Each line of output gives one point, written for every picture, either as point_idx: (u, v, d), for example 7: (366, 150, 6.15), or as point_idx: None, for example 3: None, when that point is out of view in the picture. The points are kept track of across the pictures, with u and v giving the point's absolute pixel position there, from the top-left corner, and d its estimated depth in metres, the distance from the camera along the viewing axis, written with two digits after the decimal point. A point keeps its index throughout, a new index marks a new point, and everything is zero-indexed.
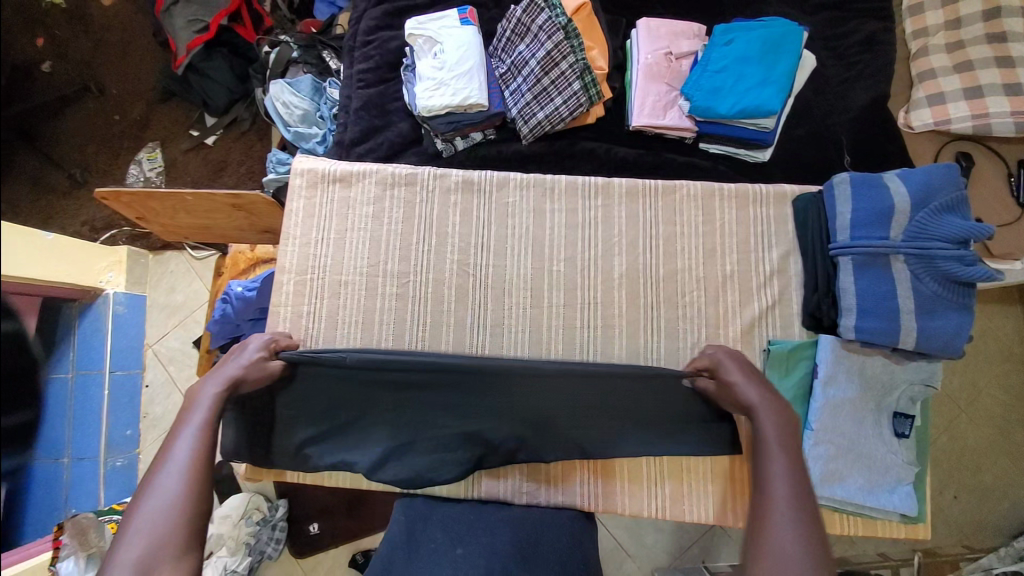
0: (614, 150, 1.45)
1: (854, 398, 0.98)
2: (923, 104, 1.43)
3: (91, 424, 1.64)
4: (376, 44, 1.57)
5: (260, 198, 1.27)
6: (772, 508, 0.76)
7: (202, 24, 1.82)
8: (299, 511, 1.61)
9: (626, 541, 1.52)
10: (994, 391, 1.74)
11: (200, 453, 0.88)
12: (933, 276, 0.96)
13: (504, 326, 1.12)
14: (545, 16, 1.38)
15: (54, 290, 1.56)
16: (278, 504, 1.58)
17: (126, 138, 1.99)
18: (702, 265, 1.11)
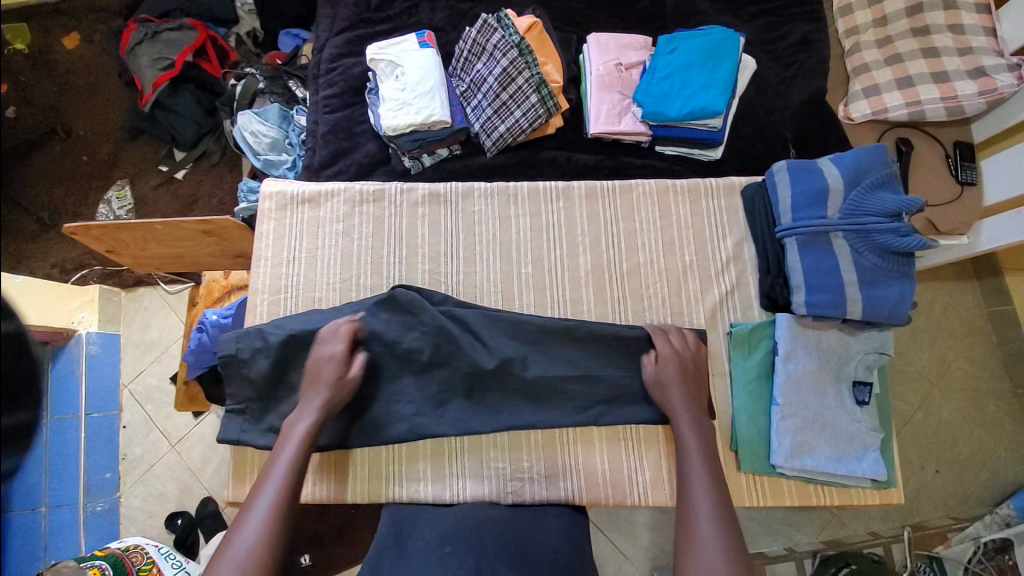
0: (574, 157, 1.52)
1: (813, 369, 1.03)
2: (860, 96, 1.53)
3: (67, 470, 1.61)
4: (340, 70, 1.62)
5: (231, 223, 1.27)
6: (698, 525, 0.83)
7: (167, 62, 1.86)
8: (287, 543, 1.57)
9: (623, 544, 1.52)
10: (963, 365, 1.80)
11: (282, 489, 0.86)
12: (872, 249, 1.03)
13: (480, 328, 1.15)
14: (499, 36, 1.46)
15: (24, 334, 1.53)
16: None
17: (94, 178, 1.99)
18: (662, 257, 1.16)
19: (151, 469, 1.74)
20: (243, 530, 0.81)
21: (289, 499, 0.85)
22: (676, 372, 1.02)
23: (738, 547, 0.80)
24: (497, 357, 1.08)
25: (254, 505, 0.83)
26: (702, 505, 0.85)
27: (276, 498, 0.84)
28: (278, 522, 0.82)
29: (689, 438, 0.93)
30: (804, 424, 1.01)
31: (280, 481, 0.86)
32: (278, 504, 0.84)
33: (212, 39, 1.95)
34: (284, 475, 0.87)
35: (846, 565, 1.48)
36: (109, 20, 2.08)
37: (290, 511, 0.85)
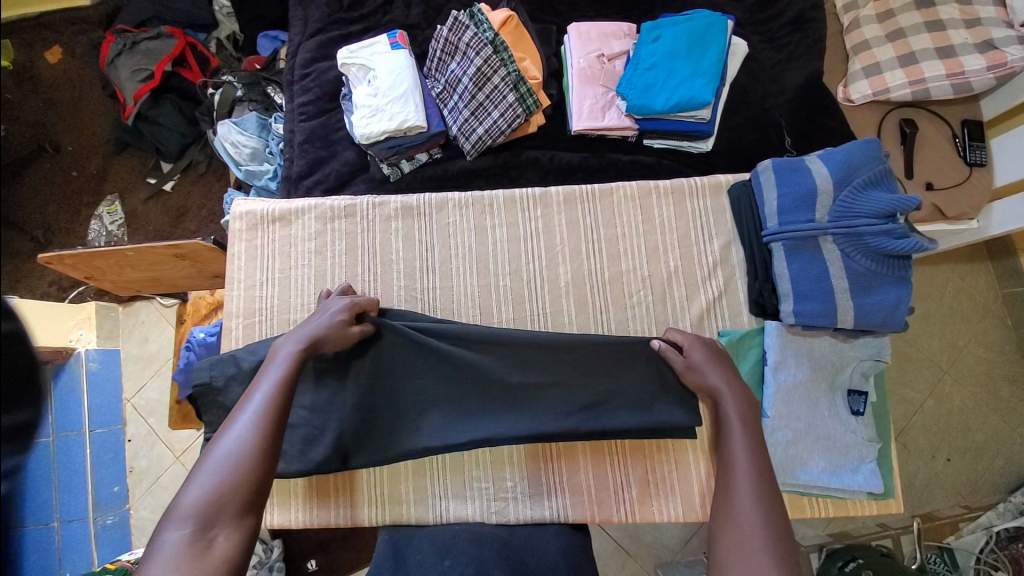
0: (558, 157, 1.45)
1: (805, 379, 1.02)
2: (860, 76, 1.43)
3: (76, 484, 1.56)
4: (314, 76, 1.56)
5: (202, 245, 1.31)
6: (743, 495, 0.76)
7: (146, 73, 1.79)
8: (294, 549, 1.47)
9: (626, 542, 1.47)
10: (976, 350, 1.72)
11: (265, 412, 0.79)
12: (864, 252, 1.01)
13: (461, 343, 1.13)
14: (471, 33, 1.40)
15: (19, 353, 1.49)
16: (272, 544, 1.42)
17: (85, 194, 1.94)
18: (646, 264, 1.14)
19: (159, 480, 1.70)
20: (223, 449, 0.74)
21: (273, 422, 0.79)
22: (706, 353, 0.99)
23: (781, 521, 0.73)
24: (478, 372, 1.05)
25: (236, 425, 0.77)
26: (743, 479, 0.79)
27: (258, 421, 0.78)
28: (262, 444, 0.76)
29: (733, 418, 0.88)
30: (796, 436, 1.01)
31: (265, 403, 0.80)
32: (262, 426, 0.77)
33: (191, 45, 1.86)
34: (268, 398, 0.81)
35: (852, 560, 1.41)
36: (90, 32, 2.03)
37: (275, 435, 0.78)
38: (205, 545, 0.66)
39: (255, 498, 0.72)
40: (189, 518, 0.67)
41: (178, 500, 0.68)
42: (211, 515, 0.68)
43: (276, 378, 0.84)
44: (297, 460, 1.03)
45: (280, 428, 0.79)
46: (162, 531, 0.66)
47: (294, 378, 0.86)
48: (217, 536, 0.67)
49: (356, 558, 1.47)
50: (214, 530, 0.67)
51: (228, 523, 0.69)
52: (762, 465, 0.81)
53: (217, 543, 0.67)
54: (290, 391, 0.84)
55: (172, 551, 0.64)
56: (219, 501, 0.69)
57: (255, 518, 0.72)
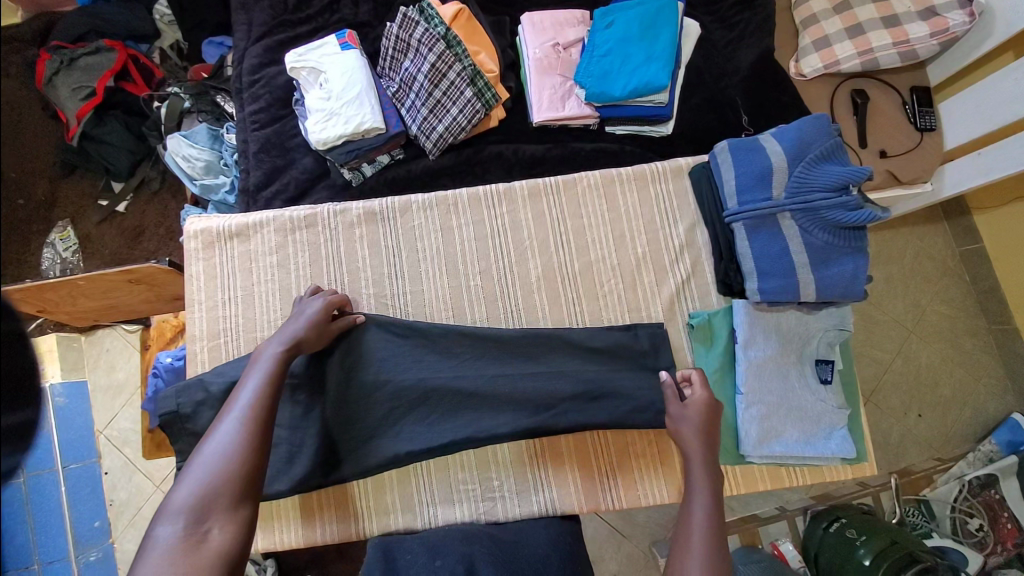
0: (521, 149, 1.43)
1: (774, 354, 1.04)
2: (811, 50, 1.45)
3: (52, 526, 1.51)
4: (264, 82, 1.51)
5: (156, 268, 1.27)
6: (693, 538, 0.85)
7: (87, 90, 1.70)
8: (288, 567, 1.44)
9: (619, 525, 1.48)
10: (938, 307, 1.78)
11: (255, 409, 0.81)
12: (821, 226, 1.03)
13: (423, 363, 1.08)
14: (422, 29, 1.37)
15: None
16: (266, 564, 1.40)
17: (34, 221, 1.85)
18: (615, 252, 1.15)
19: (139, 513, 1.64)
20: (212, 445, 0.76)
21: (262, 419, 0.80)
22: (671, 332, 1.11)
23: None
24: (454, 375, 1.05)
25: (225, 424, 0.79)
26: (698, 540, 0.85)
27: (246, 419, 0.80)
28: (251, 440, 0.78)
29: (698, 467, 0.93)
30: (770, 408, 1.03)
31: (251, 400, 0.82)
32: (251, 424, 0.79)
33: (133, 58, 1.77)
34: (254, 396, 0.83)
35: (836, 520, 1.46)
36: (25, 51, 1.86)
37: (264, 432, 0.80)
38: (198, 539, 0.69)
39: (249, 489, 0.75)
40: (181, 514, 0.70)
41: (170, 497, 0.70)
42: (203, 509, 0.71)
43: (259, 376, 0.85)
44: (280, 479, 1.01)
45: (268, 425, 0.81)
46: (154, 527, 0.68)
47: (281, 375, 0.87)
48: (210, 530, 0.70)
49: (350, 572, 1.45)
50: (207, 524, 0.70)
51: (221, 516, 0.71)
52: (717, 546, 0.85)
53: (210, 536, 0.70)
54: (277, 389, 0.86)
55: (165, 545, 0.67)
56: (210, 496, 0.72)
57: (248, 509, 0.74)
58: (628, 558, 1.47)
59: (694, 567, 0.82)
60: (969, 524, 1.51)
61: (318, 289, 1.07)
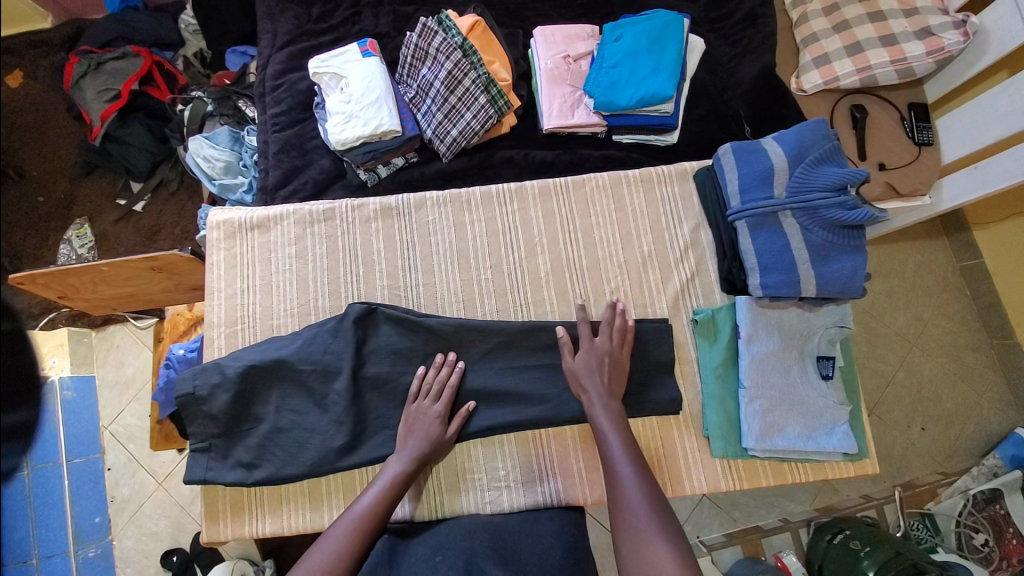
0: (532, 154, 1.49)
1: (776, 349, 1.07)
2: (811, 66, 1.52)
3: (54, 520, 1.51)
4: (286, 87, 1.57)
5: (179, 256, 1.32)
6: (626, 491, 0.92)
7: (113, 93, 1.77)
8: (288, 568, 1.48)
9: None
10: (939, 321, 1.81)
11: (371, 515, 0.92)
12: (820, 224, 1.07)
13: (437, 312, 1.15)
14: (441, 38, 1.43)
15: None
16: (264, 565, 1.43)
17: (53, 219, 1.90)
18: (622, 250, 1.18)
19: (142, 509, 1.65)
20: (328, 540, 0.89)
21: (371, 526, 0.91)
22: (600, 385, 1.03)
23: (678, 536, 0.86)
24: (466, 366, 1.09)
25: (344, 520, 0.92)
26: (628, 475, 0.93)
27: (359, 522, 0.91)
28: (356, 543, 0.89)
29: (605, 422, 0.99)
30: (773, 402, 1.05)
31: (370, 505, 0.94)
32: (361, 528, 0.90)
33: (159, 64, 1.85)
34: (373, 503, 0.94)
35: (840, 532, 1.46)
36: (52, 55, 1.95)
37: (369, 538, 0.90)
38: None
39: None
40: None
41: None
42: None
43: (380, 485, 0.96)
44: (294, 462, 1.05)
45: (375, 533, 0.91)
46: None
47: (399, 490, 0.98)
48: None
49: None
50: None
51: None
52: (649, 482, 0.92)
53: None
54: (393, 505, 0.96)
55: None
56: None
57: None
58: None
59: (641, 531, 0.86)
60: (975, 539, 1.51)
61: (446, 358, 1.09)
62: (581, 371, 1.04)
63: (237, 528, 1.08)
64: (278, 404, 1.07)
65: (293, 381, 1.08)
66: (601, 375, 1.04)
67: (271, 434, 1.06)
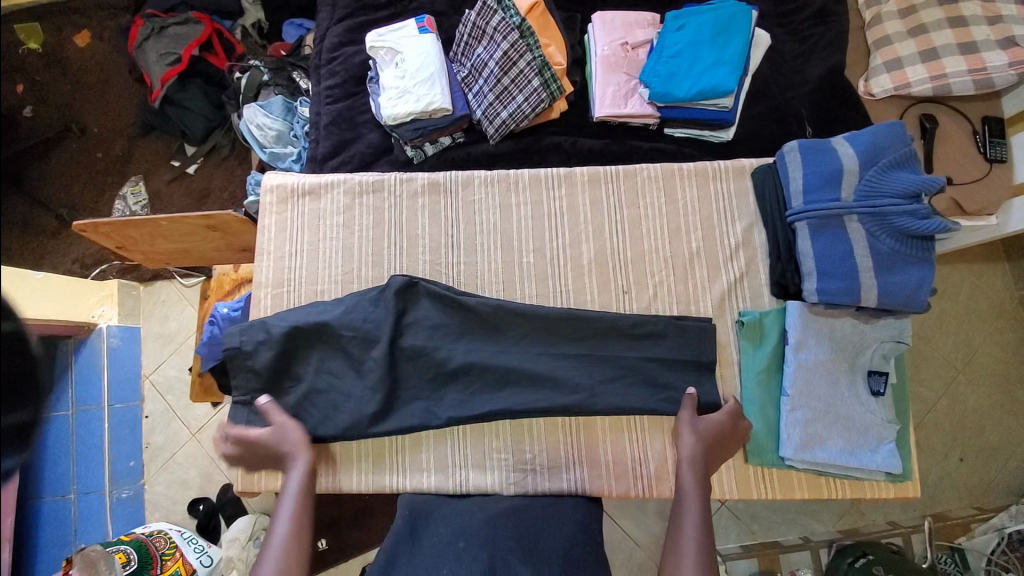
0: (580, 142, 1.47)
1: (826, 359, 1.03)
2: (882, 70, 1.44)
3: (92, 459, 1.59)
4: (341, 60, 1.59)
5: (233, 217, 1.36)
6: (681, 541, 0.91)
7: (174, 57, 1.82)
8: (305, 529, 1.53)
9: (634, 531, 1.45)
10: (990, 350, 1.71)
11: (296, 517, 0.97)
12: (887, 233, 1.03)
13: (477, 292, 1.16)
14: (499, 17, 1.42)
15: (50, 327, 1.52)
16: None
17: (108, 174, 1.98)
18: (669, 244, 1.16)
19: (173, 458, 1.73)
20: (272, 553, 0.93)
21: (302, 525, 0.96)
22: (700, 447, 1.00)
23: None
24: (502, 347, 1.10)
25: (276, 531, 0.95)
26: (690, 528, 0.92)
27: (290, 526, 0.96)
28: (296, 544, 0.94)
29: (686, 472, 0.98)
30: (817, 412, 1.02)
31: (291, 510, 0.98)
32: (294, 529, 0.95)
33: (218, 31, 1.90)
34: (293, 507, 0.98)
35: (862, 556, 1.39)
36: (119, 17, 2.03)
37: (303, 535, 0.96)
38: None
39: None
40: None
41: None
42: None
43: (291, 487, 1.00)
44: (327, 425, 1.08)
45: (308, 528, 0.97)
46: None
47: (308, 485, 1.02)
48: None
49: (365, 538, 1.51)
50: None
51: None
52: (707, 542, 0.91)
53: None
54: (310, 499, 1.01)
55: None
56: None
57: None
58: (639, 568, 1.43)
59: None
60: None
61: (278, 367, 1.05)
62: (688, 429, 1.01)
63: (271, 478, 1.12)
64: (316, 366, 1.10)
65: (332, 345, 1.11)
66: (706, 444, 1.00)
67: (308, 395, 1.09)
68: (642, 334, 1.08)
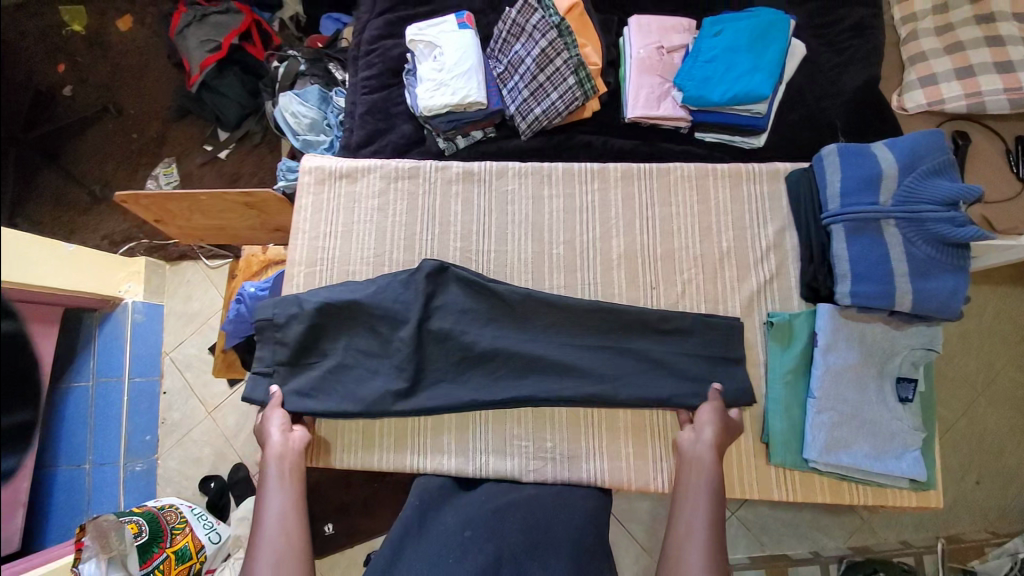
0: (611, 141, 1.49)
1: (855, 363, 1.03)
2: (916, 85, 1.44)
3: (110, 431, 1.61)
4: (379, 52, 1.62)
5: (272, 195, 1.39)
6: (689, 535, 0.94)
7: (214, 44, 1.88)
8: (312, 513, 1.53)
9: (641, 535, 1.44)
10: (1013, 373, 1.69)
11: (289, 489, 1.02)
12: (924, 239, 1.03)
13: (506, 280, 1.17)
14: (539, 16, 1.45)
15: (67, 296, 1.49)
16: None
17: (143, 154, 2.00)
18: (699, 243, 1.17)
19: (189, 435, 1.76)
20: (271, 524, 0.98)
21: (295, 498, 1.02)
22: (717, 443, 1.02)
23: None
24: (528, 336, 1.11)
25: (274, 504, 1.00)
26: (700, 523, 0.95)
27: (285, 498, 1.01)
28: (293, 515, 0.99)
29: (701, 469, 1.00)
30: (844, 415, 1.02)
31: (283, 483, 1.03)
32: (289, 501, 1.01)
33: (257, 22, 1.95)
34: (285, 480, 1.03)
35: None
36: (161, 5, 2.09)
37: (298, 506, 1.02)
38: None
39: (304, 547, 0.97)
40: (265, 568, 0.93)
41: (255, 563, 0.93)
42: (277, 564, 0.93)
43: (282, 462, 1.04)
44: (351, 400, 1.09)
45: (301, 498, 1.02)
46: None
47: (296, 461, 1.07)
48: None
49: (373, 524, 1.51)
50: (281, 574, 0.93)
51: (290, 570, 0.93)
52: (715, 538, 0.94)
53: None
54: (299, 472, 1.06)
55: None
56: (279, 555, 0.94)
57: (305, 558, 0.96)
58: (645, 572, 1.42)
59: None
60: None
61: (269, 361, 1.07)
62: (708, 424, 1.03)
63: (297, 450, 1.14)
64: (345, 344, 1.12)
65: (361, 325, 1.13)
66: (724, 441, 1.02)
67: (335, 370, 1.11)
68: (667, 329, 1.10)
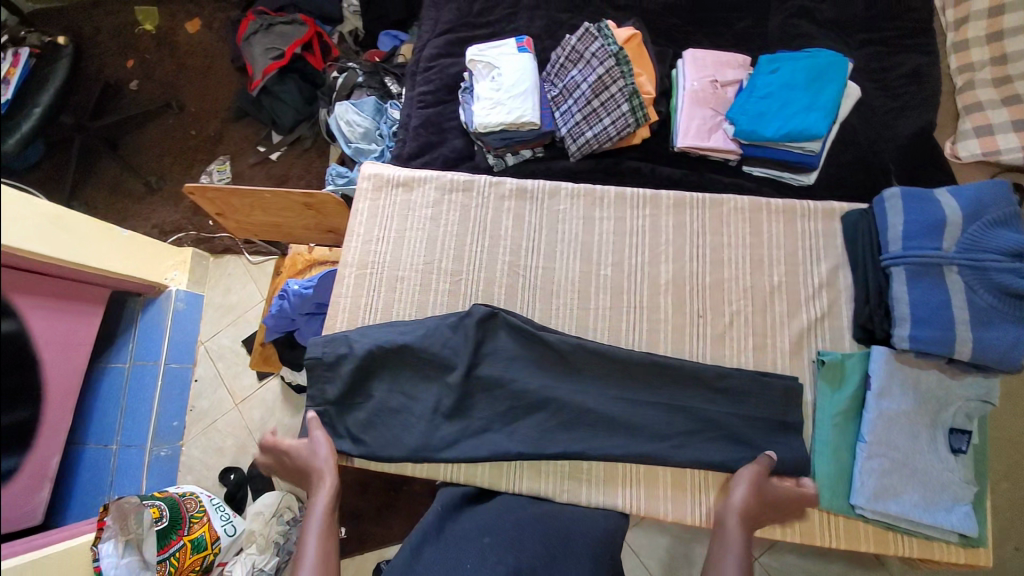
0: (659, 169, 1.51)
1: (908, 410, 1.01)
2: (971, 134, 1.45)
3: (141, 412, 1.65)
4: (437, 69, 1.69)
5: (333, 198, 1.45)
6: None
7: (278, 52, 1.97)
8: None
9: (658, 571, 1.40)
10: None
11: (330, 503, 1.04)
12: (988, 288, 1.01)
13: (551, 296, 1.19)
14: (598, 44, 1.49)
15: (120, 281, 1.57)
16: None
17: (200, 150, 2.10)
18: (750, 275, 1.17)
19: (214, 424, 1.79)
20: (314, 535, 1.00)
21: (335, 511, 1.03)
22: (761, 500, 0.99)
23: None
24: (569, 354, 1.11)
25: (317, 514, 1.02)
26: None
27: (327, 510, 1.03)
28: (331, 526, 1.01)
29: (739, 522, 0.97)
30: (893, 463, 0.99)
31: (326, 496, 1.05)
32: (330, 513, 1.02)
33: (319, 35, 2.06)
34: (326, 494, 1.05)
35: None
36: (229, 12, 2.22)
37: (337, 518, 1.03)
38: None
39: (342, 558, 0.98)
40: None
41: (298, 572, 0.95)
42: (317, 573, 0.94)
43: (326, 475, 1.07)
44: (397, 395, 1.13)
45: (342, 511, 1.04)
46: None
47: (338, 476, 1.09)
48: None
49: (387, 531, 1.50)
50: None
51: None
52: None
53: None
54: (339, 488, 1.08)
55: None
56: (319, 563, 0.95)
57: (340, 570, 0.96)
58: None
59: None
60: None
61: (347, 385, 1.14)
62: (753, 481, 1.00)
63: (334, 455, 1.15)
64: (388, 346, 1.14)
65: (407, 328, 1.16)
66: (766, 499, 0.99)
67: (378, 367, 1.15)
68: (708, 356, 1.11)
